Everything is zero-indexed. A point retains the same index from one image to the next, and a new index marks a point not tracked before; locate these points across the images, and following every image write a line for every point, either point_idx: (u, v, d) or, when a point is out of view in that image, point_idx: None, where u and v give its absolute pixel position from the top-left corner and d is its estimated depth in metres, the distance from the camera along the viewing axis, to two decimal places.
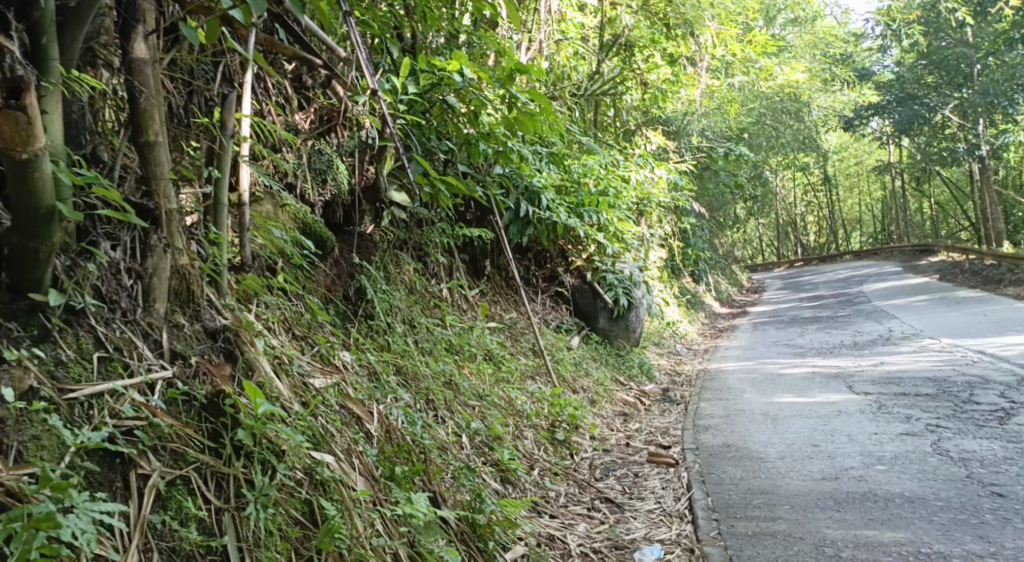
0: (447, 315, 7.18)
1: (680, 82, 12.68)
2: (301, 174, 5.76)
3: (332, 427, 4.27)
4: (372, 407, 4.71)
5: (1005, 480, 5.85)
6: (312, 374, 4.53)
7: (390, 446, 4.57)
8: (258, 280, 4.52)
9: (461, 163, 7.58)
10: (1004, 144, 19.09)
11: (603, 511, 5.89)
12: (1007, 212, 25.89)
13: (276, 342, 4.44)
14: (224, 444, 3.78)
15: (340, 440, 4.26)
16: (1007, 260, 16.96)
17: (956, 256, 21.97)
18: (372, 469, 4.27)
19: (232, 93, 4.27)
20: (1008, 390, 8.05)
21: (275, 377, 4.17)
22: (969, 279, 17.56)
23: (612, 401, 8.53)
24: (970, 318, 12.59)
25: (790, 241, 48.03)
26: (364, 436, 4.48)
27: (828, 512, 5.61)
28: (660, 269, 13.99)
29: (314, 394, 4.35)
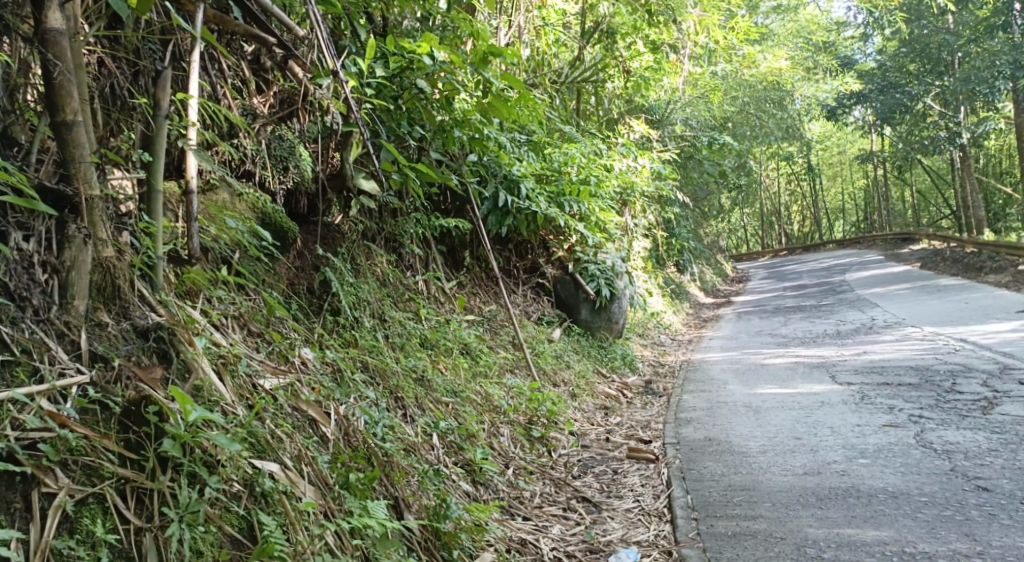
0: (422, 308, 6.90)
1: (663, 70, 12.46)
2: (260, 162, 5.48)
3: (281, 432, 4.02)
4: (329, 408, 4.47)
5: (989, 473, 5.63)
6: (263, 373, 4.28)
7: (346, 450, 4.32)
8: (204, 273, 4.30)
9: (435, 151, 7.20)
10: (985, 132, 18.93)
11: (580, 512, 5.65)
12: (989, 200, 25.80)
13: (222, 340, 4.19)
14: (148, 456, 3.56)
15: (290, 445, 4.01)
16: (989, 247, 16.80)
17: (938, 245, 21.83)
18: (325, 476, 4.03)
19: (166, 70, 3.91)
20: (991, 379, 7.85)
21: (217, 380, 3.94)
22: (951, 267, 17.39)
23: (593, 394, 8.28)
24: (953, 306, 12.42)
25: (774, 231, 47.91)
26: (318, 440, 4.23)
27: (810, 509, 5.38)
28: (644, 259, 13.76)
29: (262, 396, 4.11)
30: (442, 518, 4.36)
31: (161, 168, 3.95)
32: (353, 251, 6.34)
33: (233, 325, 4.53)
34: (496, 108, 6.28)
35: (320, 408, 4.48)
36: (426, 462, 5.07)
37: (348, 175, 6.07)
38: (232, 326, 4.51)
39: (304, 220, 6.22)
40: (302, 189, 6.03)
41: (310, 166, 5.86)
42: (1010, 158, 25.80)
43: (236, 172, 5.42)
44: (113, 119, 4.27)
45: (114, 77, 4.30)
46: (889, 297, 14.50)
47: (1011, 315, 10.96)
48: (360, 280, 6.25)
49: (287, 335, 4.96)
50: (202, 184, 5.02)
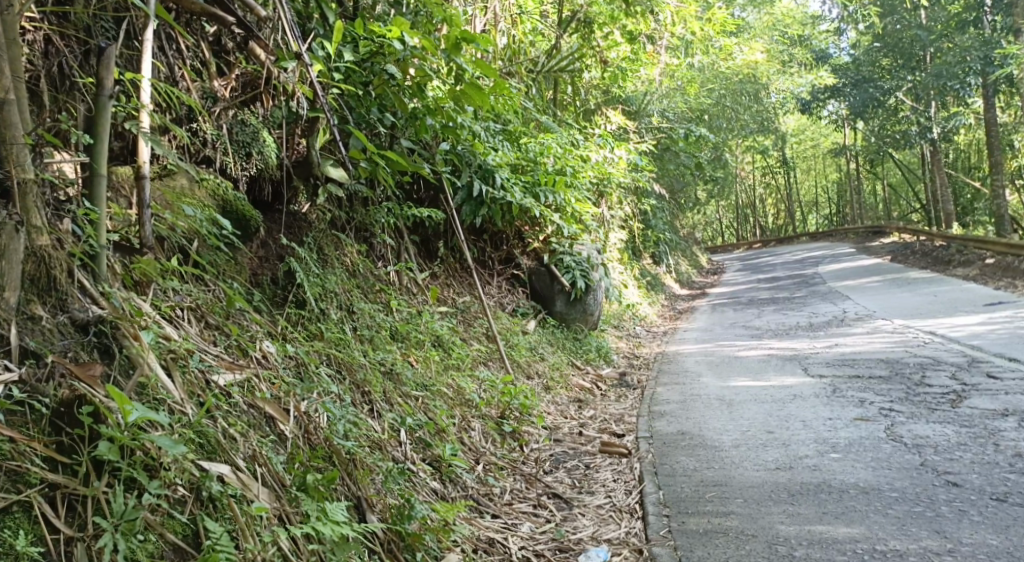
0: (392, 299, 6.73)
1: (639, 60, 12.33)
2: (221, 148, 5.29)
3: (234, 431, 3.88)
4: (289, 404, 4.32)
5: (960, 468, 5.54)
6: (216, 367, 4.11)
7: (306, 449, 4.17)
8: (156, 264, 4.13)
9: (407, 140, 6.99)
10: (955, 126, 18.92)
11: (550, 509, 5.50)
12: (958, 194, 25.90)
13: (174, 335, 4.03)
14: (81, 460, 3.39)
15: (244, 445, 3.87)
16: (957, 241, 16.79)
17: (907, 238, 21.87)
18: (281, 477, 3.88)
19: (109, 45, 3.70)
20: (960, 372, 7.79)
21: (165, 376, 3.78)
22: (920, 260, 17.39)
23: (567, 387, 8.13)
24: (922, 299, 12.39)
25: (749, 224, 48.02)
26: (275, 440, 4.08)
27: (781, 506, 5.27)
28: (620, 251, 13.66)
29: (214, 393, 3.95)
30: (406, 519, 4.19)
31: (104, 150, 3.75)
32: (320, 241, 6.15)
33: (187, 318, 4.37)
34: (469, 95, 6.15)
35: (279, 404, 4.31)
36: (392, 458, 4.90)
37: (315, 162, 5.94)
38: (187, 319, 4.35)
39: (268, 209, 6.04)
40: (265, 176, 5.85)
41: (275, 153, 5.65)
42: (979, 153, 25.88)
43: (194, 158, 5.24)
44: (52, 100, 4.17)
45: (63, 55, 4.26)
46: (860, 290, 14.46)
47: (979, 308, 10.93)
48: (327, 270, 6.06)
49: (247, 328, 4.79)
50: (158, 169, 4.84)
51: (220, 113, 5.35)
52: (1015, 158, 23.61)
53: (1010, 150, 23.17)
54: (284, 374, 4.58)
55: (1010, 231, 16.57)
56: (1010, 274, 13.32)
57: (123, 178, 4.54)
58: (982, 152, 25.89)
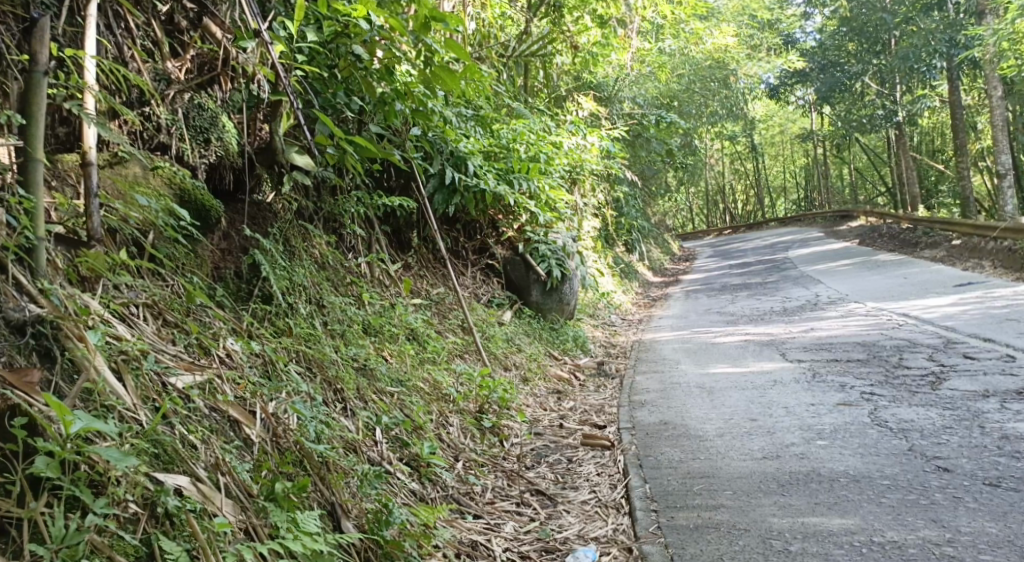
0: (364, 292, 6.46)
1: (610, 45, 12.07)
2: (176, 133, 5.02)
3: (195, 439, 3.63)
4: (255, 406, 4.07)
5: (948, 452, 5.35)
6: (173, 369, 3.84)
7: (275, 455, 3.93)
8: (104, 259, 3.85)
9: (376, 125, 6.73)
10: (920, 109, 18.78)
11: (534, 506, 5.27)
12: (922, 177, 25.88)
13: (124, 334, 3.76)
14: (14, 480, 3.13)
15: (206, 453, 3.62)
16: (923, 223, 16.62)
17: (873, 221, 21.82)
18: (246, 485, 3.64)
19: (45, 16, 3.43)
20: (938, 353, 7.64)
21: (115, 380, 3.52)
22: (887, 243, 17.30)
23: (545, 378, 7.91)
24: (892, 280, 12.28)
25: (717, 210, 48.01)
26: (239, 445, 3.83)
27: (771, 497, 5.06)
28: (594, 239, 13.42)
29: (172, 396, 3.69)
30: (383, 524, 3.93)
31: (41, 133, 3.47)
32: (287, 231, 5.87)
33: (142, 315, 4.10)
34: (440, 78, 5.89)
35: (244, 406, 4.06)
36: (366, 459, 4.64)
37: (278, 148, 5.64)
38: (143, 317, 4.08)
39: (230, 198, 5.73)
40: (226, 164, 5.53)
41: (236, 139, 5.36)
42: (942, 136, 25.85)
43: (147, 145, 4.97)
44: None
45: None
46: (831, 273, 14.32)
47: (950, 289, 10.83)
48: (294, 262, 5.78)
49: (209, 326, 4.53)
50: (109, 157, 4.56)
51: (175, 96, 5.07)
52: (978, 140, 23.57)
53: (973, 132, 23.12)
54: (248, 374, 4.35)
55: (975, 212, 16.49)
56: (975, 254, 13.24)
57: (69, 166, 4.27)
58: (946, 134, 25.84)
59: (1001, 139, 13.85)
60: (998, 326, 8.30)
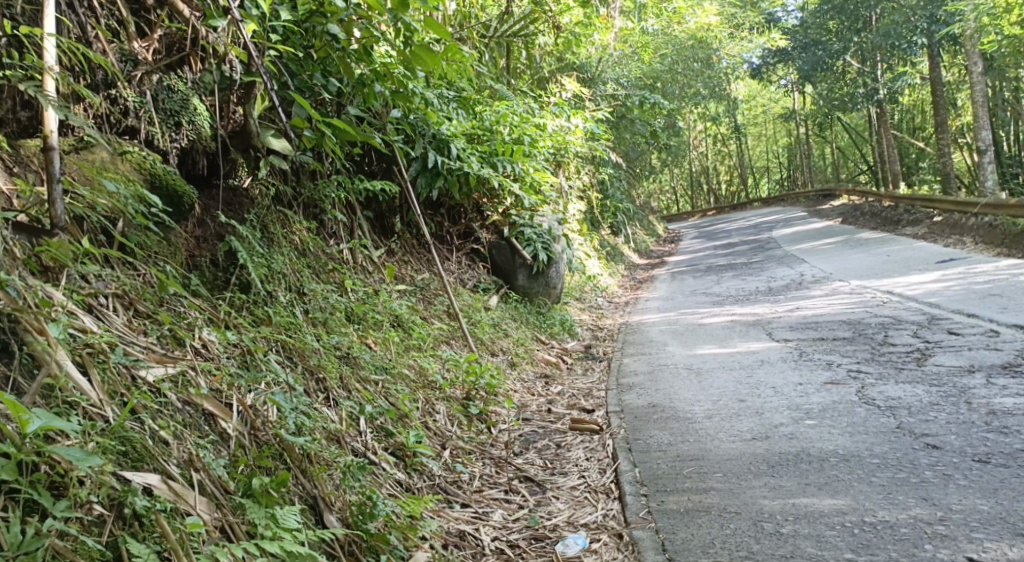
0: (346, 279, 6.33)
1: (592, 25, 11.90)
2: (145, 117, 4.91)
3: (166, 435, 3.50)
4: (232, 398, 3.94)
5: (936, 429, 5.21)
6: (143, 361, 3.72)
7: (253, 450, 3.80)
8: (67, 247, 3.72)
9: (355, 107, 6.58)
10: (901, 86, 18.67)
11: (523, 494, 5.15)
12: (904, 154, 25.87)
13: (91, 326, 3.63)
14: None
15: (178, 449, 3.50)
16: (906, 200, 16.56)
17: (857, 200, 21.77)
18: (221, 482, 3.53)
19: None
20: (923, 329, 7.55)
21: (79, 374, 3.40)
22: (871, 220, 17.24)
23: (532, 362, 7.80)
24: (875, 258, 12.23)
25: (703, 192, 48.00)
26: (214, 440, 3.70)
27: (761, 478, 4.90)
28: (579, 222, 13.31)
29: (141, 390, 3.57)
30: (367, 517, 3.84)
31: None
32: (264, 217, 5.74)
33: (112, 306, 3.99)
34: (419, 57, 5.80)
35: (219, 399, 3.93)
36: (348, 450, 4.53)
37: (253, 131, 5.48)
38: (112, 308, 3.97)
39: (205, 184, 5.59)
40: (199, 148, 5.35)
41: (209, 122, 5.26)
42: (925, 113, 25.78)
43: (114, 128, 4.84)
44: None
45: None
46: (815, 252, 14.24)
47: (932, 265, 10.77)
48: (273, 249, 5.66)
49: (183, 315, 4.42)
50: (73, 143, 4.52)
51: (142, 78, 4.93)
52: (957, 116, 23.51)
53: (953, 108, 23.05)
54: (224, 366, 4.26)
55: (956, 187, 16.43)
56: (957, 230, 13.16)
57: (31, 152, 4.15)
58: (927, 111, 25.76)
59: (981, 114, 13.75)
60: (982, 301, 8.23)
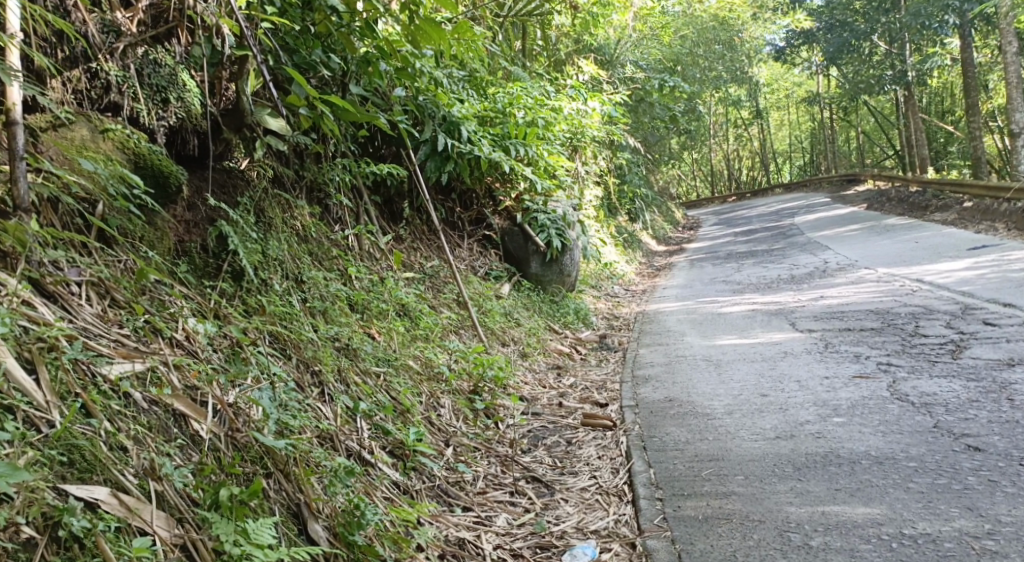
0: (350, 266, 6.03)
1: (611, 5, 11.47)
2: (128, 92, 4.75)
3: (117, 444, 3.29)
4: (208, 397, 3.74)
5: (978, 429, 4.87)
6: (107, 357, 3.53)
7: (229, 457, 3.60)
8: (25, 230, 3.54)
9: (358, 86, 6.28)
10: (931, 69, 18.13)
11: (529, 496, 4.84)
12: (931, 138, 25.34)
13: (47, 317, 3.48)
14: None
15: (137, 460, 3.31)
16: (933, 186, 16.13)
17: (883, 185, 21.28)
18: (182, 493, 3.34)
19: None
20: (955, 320, 7.20)
21: (23, 373, 3.22)
22: (897, 206, 16.80)
23: (545, 353, 7.49)
24: (903, 245, 11.82)
25: (722, 178, 47.43)
26: (181, 445, 3.50)
27: (787, 483, 4.57)
28: (596, 208, 12.96)
29: (99, 389, 3.39)
30: (354, 528, 3.60)
31: None
32: (258, 200, 5.46)
33: (85, 296, 3.81)
34: (426, 32, 5.50)
35: (195, 398, 3.72)
36: (341, 450, 4.25)
37: (247, 109, 5.28)
38: (85, 297, 3.80)
39: (196, 165, 5.33)
40: (187, 127, 5.12)
41: (198, 99, 5.08)
42: (954, 96, 25.19)
43: (95, 105, 4.71)
44: None
45: None
46: (838, 239, 13.83)
47: (963, 253, 10.37)
48: (269, 235, 5.37)
49: (165, 305, 4.16)
50: (51, 119, 4.32)
51: (126, 50, 4.77)
52: (988, 99, 22.94)
53: (984, 91, 22.48)
54: (207, 364, 3.99)
55: (986, 173, 15.94)
56: (989, 216, 12.74)
57: None
58: (956, 93, 25.14)
59: (1015, 97, 13.28)
60: (1017, 291, 7.86)
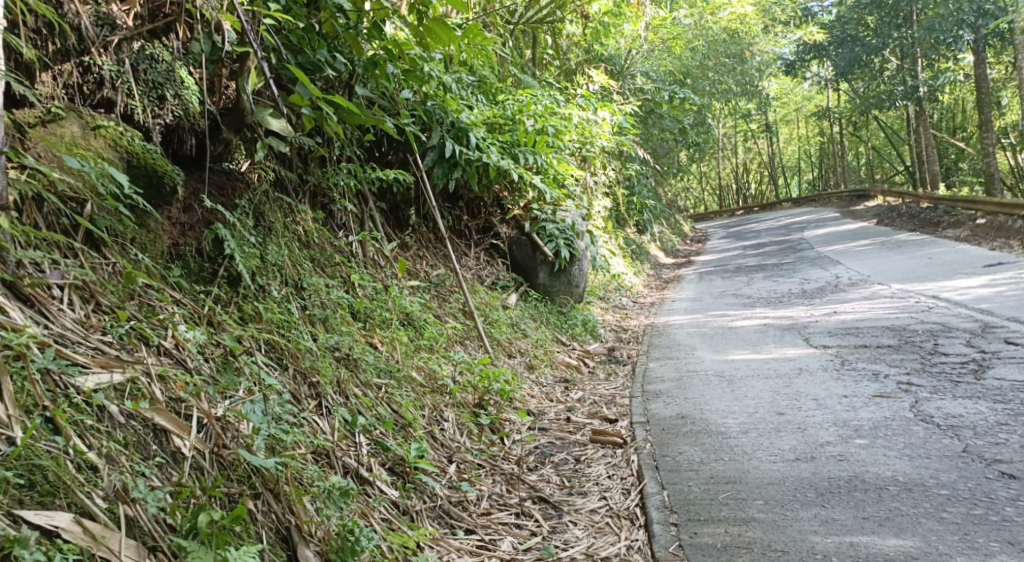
0: (353, 273, 5.80)
1: (622, 15, 11.23)
2: (122, 88, 4.55)
3: (85, 465, 3.13)
4: (191, 409, 3.56)
5: (1011, 455, 4.62)
6: (82, 367, 3.37)
7: (209, 481, 3.41)
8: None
9: (363, 89, 6.05)
10: (943, 84, 17.88)
11: (536, 518, 4.59)
12: (942, 155, 25.04)
13: (20, 322, 3.34)
14: None
15: (108, 480, 3.13)
16: (946, 202, 15.86)
17: (892, 201, 21.01)
18: (157, 517, 3.16)
19: None
20: (976, 338, 6.95)
21: None
22: (908, 222, 16.54)
23: (552, 366, 7.25)
24: (916, 261, 11.56)
25: (730, 192, 47.17)
26: (159, 464, 3.33)
27: (810, 509, 4.32)
28: (604, 219, 12.71)
29: (70, 401, 3.24)
30: (347, 555, 3.45)
31: None
32: (258, 203, 5.23)
33: (67, 299, 3.63)
34: (434, 34, 5.26)
35: (178, 411, 3.54)
36: (337, 468, 4.03)
37: (247, 109, 5.07)
38: (67, 301, 3.62)
39: (193, 166, 5.11)
40: (185, 126, 4.90)
41: (197, 96, 4.88)
42: (965, 113, 24.92)
43: (88, 101, 4.50)
44: None
45: None
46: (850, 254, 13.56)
47: (978, 270, 10.11)
48: (268, 240, 5.15)
49: (155, 310, 3.95)
50: (40, 114, 4.11)
51: (121, 44, 4.56)
52: (1001, 116, 22.65)
53: (997, 108, 22.20)
54: (197, 375, 3.80)
55: (1000, 189, 15.65)
56: (1003, 233, 12.49)
57: None
58: (967, 109, 24.86)
59: None
60: None
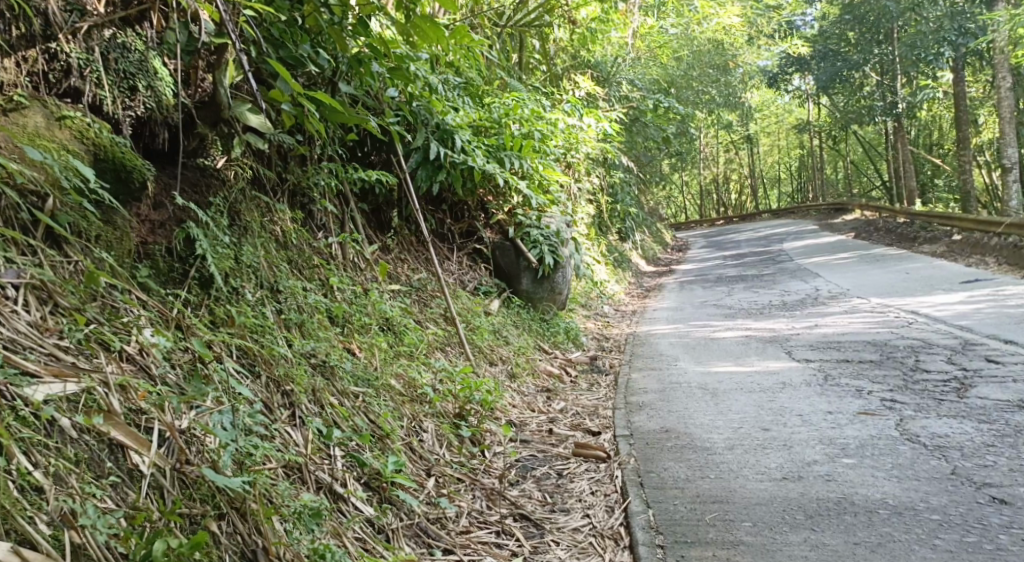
0: (332, 276, 5.58)
1: (609, 22, 11.05)
2: (91, 77, 4.33)
3: (27, 487, 2.96)
4: (149, 421, 3.39)
5: (1000, 478, 4.47)
6: (32, 376, 3.19)
7: (165, 505, 3.23)
8: None
9: (346, 86, 5.83)
10: (921, 101, 17.72)
11: (517, 537, 4.40)
12: (918, 170, 24.94)
13: None
14: None
15: (54, 505, 2.97)
16: (922, 218, 15.73)
17: (871, 215, 20.94)
18: (106, 545, 2.99)
19: None
20: (958, 355, 6.81)
21: None
22: (885, 236, 16.48)
23: (533, 375, 7.04)
24: (894, 275, 11.44)
25: (710, 201, 47.10)
26: (113, 482, 3.16)
27: (800, 533, 4.16)
28: (587, 226, 12.49)
29: (16, 415, 3.06)
30: None
31: None
32: (233, 201, 5.01)
33: (22, 300, 3.45)
34: (422, 31, 5.04)
35: (136, 424, 3.36)
36: (309, 484, 3.83)
37: (224, 103, 4.81)
38: (21, 302, 3.43)
39: (165, 160, 4.88)
40: (157, 119, 4.66)
41: (170, 89, 4.66)
42: (943, 130, 24.90)
43: (54, 89, 4.28)
44: None
45: None
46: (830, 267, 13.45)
47: (957, 286, 10.00)
48: (243, 240, 4.93)
49: (118, 313, 3.75)
50: None
51: (91, 31, 4.34)
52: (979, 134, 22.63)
53: (975, 126, 22.15)
54: (161, 384, 3.60)
55: (975, 207, 15.57)
56: (977, 251, 12.39)
57: None
58: (945, 127, 24.85)
59: (1007, 131, 12.69)
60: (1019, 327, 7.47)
